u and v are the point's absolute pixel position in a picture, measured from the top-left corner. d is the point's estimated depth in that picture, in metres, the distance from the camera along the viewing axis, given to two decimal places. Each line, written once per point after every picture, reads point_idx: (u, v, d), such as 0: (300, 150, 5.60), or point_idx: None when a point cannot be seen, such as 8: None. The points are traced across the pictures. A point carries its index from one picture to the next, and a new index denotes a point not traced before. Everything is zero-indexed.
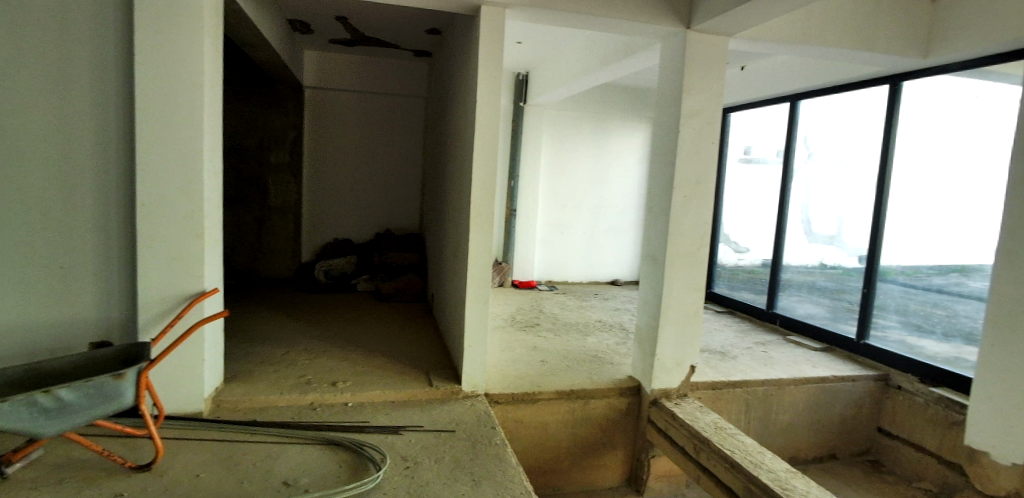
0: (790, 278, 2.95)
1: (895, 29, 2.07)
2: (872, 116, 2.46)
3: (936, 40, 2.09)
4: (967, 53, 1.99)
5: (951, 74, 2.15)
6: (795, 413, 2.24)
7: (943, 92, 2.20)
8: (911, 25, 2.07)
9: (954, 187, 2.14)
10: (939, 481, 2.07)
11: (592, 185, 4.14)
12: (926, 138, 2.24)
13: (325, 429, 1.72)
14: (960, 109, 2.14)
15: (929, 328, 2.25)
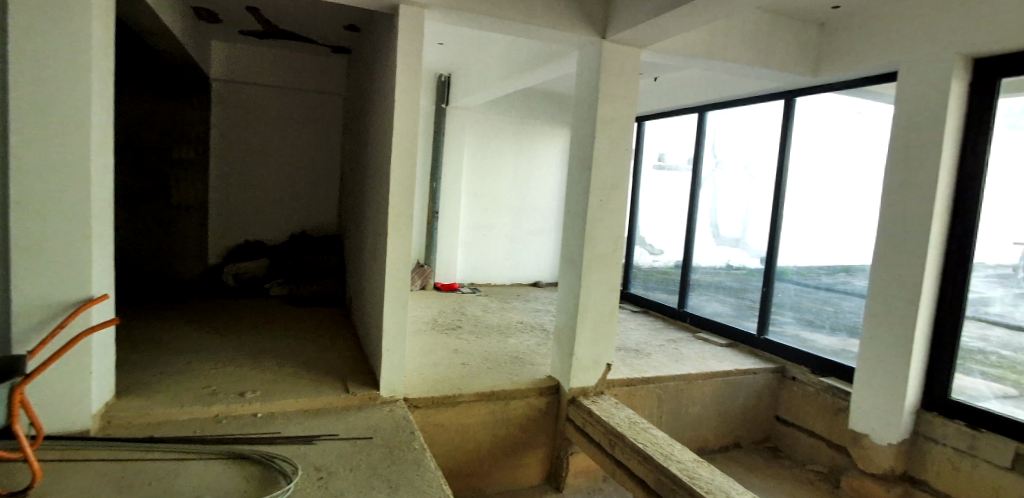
0: (699, 278, 3.09)
1: (784, 48, 2.25)
2: (771, 127, 2.64)
3: (824, 60, 2.30)
4: (852, 72, 2.20)
5: (836, 92, 2.35)
6: (702, 406, 2.37)
7: (830, 108, 2.41)
8: (797, 46, 2.27)
9: (840, 195, 2.36)
10: (830, 464, 2.26)
11: (514, 187, 4.26)
12: (817, 151, 2.47)
13: (232, 443, 1.61)
14: (847, 124, 2.36)
15: (819, 323, 2.49)
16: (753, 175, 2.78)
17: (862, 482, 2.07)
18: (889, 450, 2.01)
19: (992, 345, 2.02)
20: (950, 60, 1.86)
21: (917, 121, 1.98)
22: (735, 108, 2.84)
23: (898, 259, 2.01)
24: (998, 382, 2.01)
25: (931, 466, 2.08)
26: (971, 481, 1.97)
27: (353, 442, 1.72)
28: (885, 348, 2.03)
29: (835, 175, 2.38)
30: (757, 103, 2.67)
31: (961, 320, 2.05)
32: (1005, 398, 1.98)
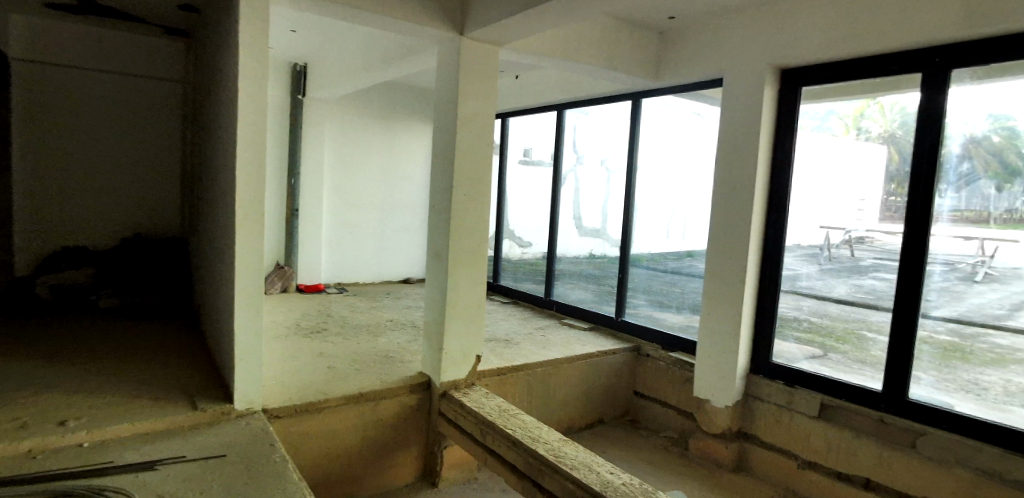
0: (562, 268, 3.30)
1: (626, 52, 2.44)
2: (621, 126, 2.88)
3: (662, 66, 2.54)
4: (687, 77, 2.46)
5: (676, 95, 2.62)
6: (567, 387, 2.54)
7: (671, 109, 2.68)
8: (639, 51, 2.48)
9: (681, 187, 2.63)
10: (680, 430, 2.52)
11: (383, 183, 4.25)
12: (659, 148, 2.74)
13: (54, 480, 1.38)
14: (686, 123, 2.62)
15: (669, 303, 2.72)
16: (611, 168, 2.97)
17: (706, 442, 2.35)
18: (725, 411, 2.28)
19: (803, 313, 2.38)
20: (763, 69, 2.17)
21: (740, 120, 2.24)
22: (592, 107, 3.04)
23: (729, 243, 2.27)
24: (806, 344, 2.37)
25: (759, 420, 2.40)
26: (790, 430, 2.30)
27: (202, 463, 1.56)
28: (721, 322, 2.28)
29: (671, 169, 2.68)
30: (609, 103, 2.91)
31: (778, 294, 2.39)
32: (812, 358, 2.33)
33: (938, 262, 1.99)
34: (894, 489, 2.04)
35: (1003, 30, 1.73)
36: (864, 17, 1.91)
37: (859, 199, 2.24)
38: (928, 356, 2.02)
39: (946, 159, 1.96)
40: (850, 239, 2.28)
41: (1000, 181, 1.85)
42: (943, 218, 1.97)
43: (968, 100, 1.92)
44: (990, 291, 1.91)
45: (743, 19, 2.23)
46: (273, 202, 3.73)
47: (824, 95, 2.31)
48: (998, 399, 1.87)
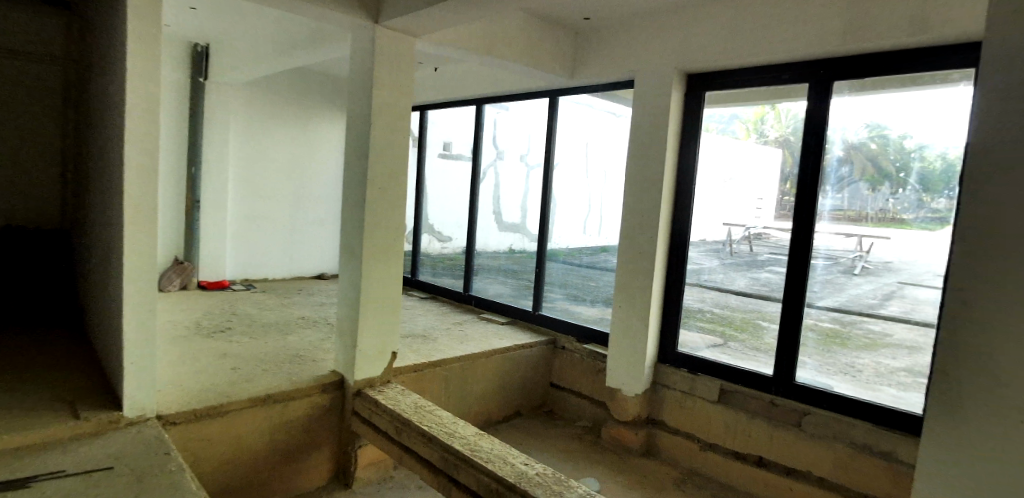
0: (480, 263, 3.28)
1: (544, 50, 2.48)
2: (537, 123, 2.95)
3: (577, 64, 2.61)
4: (600, 77, 2.54)
5: (591, 95, 2.70)
6: (484, 381, 2.57)
7: (586, 108, 2.75)
8: (557, 50, 2.53)
9: (594, 185, 2.75)
10: (593, 418, 2.64)
11: (294, 175, 4.12)
12: (574, 145, 2.82)
13: None
14: (599, 122, 2.70)
15: (584, 296, 2.84)
16: (530, 164, 3.02)
17: (619, 430, 2.47)
18: (635, 399, 2.41)
19: (707, 304, 2.52)
20: (671, 73, 2.29)
21: (652, 120, 2.34)
22: (513, 103, 3.06)
23: (639, 238, 2.37)
24: (709, 333, 2.51)
25: (665, 406, 2.52)
26: (693, 414, 2.44)
27: (85, 478, 1.42)
28: (632, 314, 2.39)
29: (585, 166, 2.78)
30: (528, 100, 2.94)
31: (682, 286, 2.54)
32: (713, 346, 2.48)
33: (821, 257, 2.19)
34: (781, 465, 2.23)
35: (873, 48, 1.94)
36: (759, 30, 2.08)
37: (758, 198, 2.39)
38: (812, 342, 2.22)
39: (829, 163, 2.16)
40: (749, 235, 2.42)
41: (874, 184, 2.06)
42: (826, 216, 2.17)
43: (848, 110, 2.12)
44: (866, 283, 2.11)
45: (653, 24, 2.34)
46: (168, 191, 3.49)
47: (726, 100, 2.46)
48: (870, 380, 2.09)
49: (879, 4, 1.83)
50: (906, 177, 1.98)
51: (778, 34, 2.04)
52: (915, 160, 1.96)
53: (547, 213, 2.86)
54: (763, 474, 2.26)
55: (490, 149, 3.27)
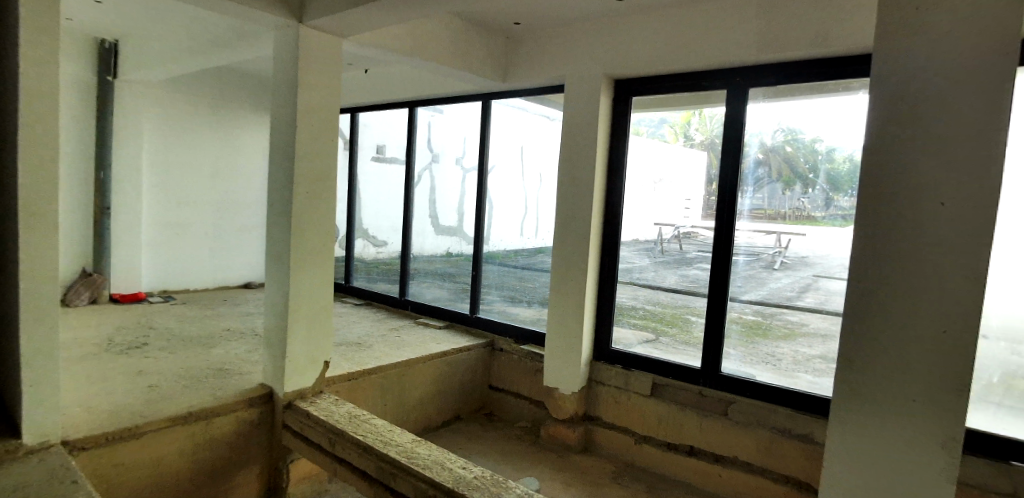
0: (416, 267, 3.30)
1: (475, 54, 2.51)
2: (469, 125, 2.98)
3: (510, 68, 2.65)
4: (531, 82, 2.61)
5: (523, 98, 2.78)
6: (422, 387, 2.62)
7: (518, 113, 2.81)
8: (488, 55, 2.57)
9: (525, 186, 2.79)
10: (531, 418, 2.72)
11: (216, 178, 3.93)
12: (506, 148, 2.86)
13: None
14: (529, 125, 2.77)
15: (522, 298, 2.87)
16: (467, 167, 3.00)
17: (555, 427, 2.56)
18: (571, 397, 2.50)
19: (639, 301, 2.61)
20: (599, 77, 2.37)
21: (582, 123, 2.40)
22: (447, 105, 3.07)
23: (573, 239, 2.43)
24: (641, 330, 2.60)
25: (601, 402, 2.60)
26: (626, 408, 2.52)
27: None
28: (567, 311, 2.46)
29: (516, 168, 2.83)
30: (462, 102, 2.96)
31: (614, 285, 2.60)
32: (645, 342, 2.57)
33: (742, 253, 2.32)
34: (710, 453, 2.33)
35: (784, 58, 2.08)
36: (679, 38, 2.19)
37: (685, 199, 2.49)
38: (735, 333, 2.35)
39: (747, 164, 2.28)
40: (679, 234, 2.53)
41: (789, 184, 2.20)
42: (746, 214, 2.30)
43: (763, 114, 2.25)
44: (785, 277, 2.25)
45: (582, 29, 2.40)
46: (72, 196, 3.25)
47: (651, 105, 2.55)
48: (788, 367, 2.25)
49: (789, 16, 1.97)
50: (816, 177, 2.15)
51: (697, 42, 2.16)
52: (821, 163, 2.13)
53: (481, 215, 2.92)
54: (693, 462, 2.35)
55: (423, 154, 3.22)
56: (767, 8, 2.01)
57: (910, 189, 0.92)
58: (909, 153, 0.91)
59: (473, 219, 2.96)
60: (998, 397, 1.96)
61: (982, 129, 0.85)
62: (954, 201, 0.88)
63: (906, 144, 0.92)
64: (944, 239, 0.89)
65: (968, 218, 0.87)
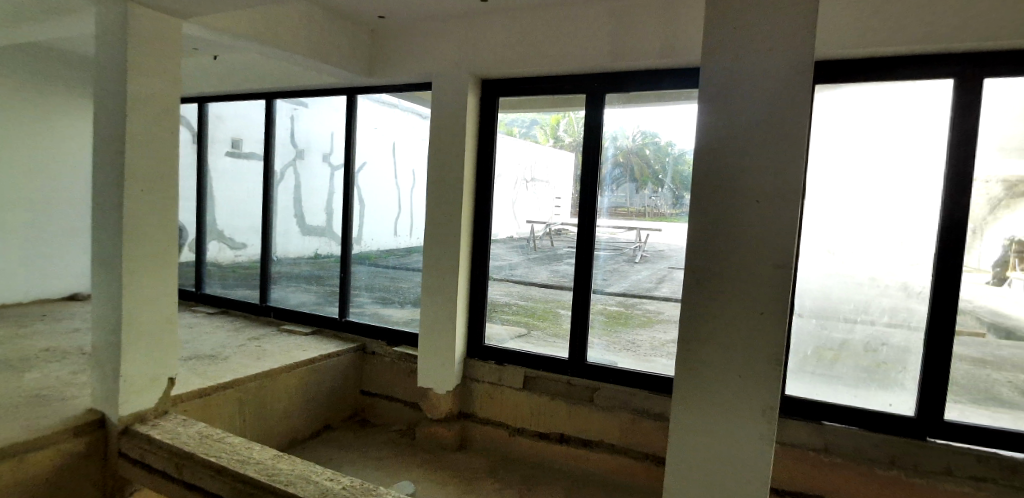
0: (278, 272, 3.15)
1: (337, 47, 2.48)
2: (335, 120, 2.89)
3: (375, 64, 2.64)
4: (395, 78, 2.62)
5: (388, 94, 2.77)
6: (286, 400, 2.54)
7: (383, 110, 2.80)
8: (352, 48, 2.54)
9: (392, 186, 2.80)
10: (406, 420, 2.73)
11: (24, 172, 3.39)
12: (371, 144, 2.84)
13: None
14: (394, 122, 2.77)
15: (394, 298, 2.85)
16: (335, 164, 2.91)
17: (434, 429, 2.58)
18: (446, 396, 2.55)
19: (512, 297, 2.67)
20: (466, 77, 2.41)
21: (452, 122, 2.44)
22: (312, 99, 2.96)
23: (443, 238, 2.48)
24: (513, 325, 2.67)
25: (476, 398, 2.62)
26: (500, 403, 2.58)
27: None
28: (442, 309, 2.52)
29: (383, 166, 2.81)
30: (326, 96, 2.89)
31: (486, 282, 2.66)
32: (517, 337, 2.65)
33: (604, 248, 2.47)
34: (579, 438, 2.44)
35: (637, 68, 2.25)
36: (541, 43, 2.29)
37: (556, 197, 2.57)
38: (599, 323, 2.49)
39: (604, 165, 2.44)
40: (550, 231, 2.60)
41: (644, 184, 2.37)
42: (605, 212, 2.45)
43: (618, 118, 2.41)
44: (644, 269, 2.44)
45: (451, 27, 2.43)
46: None
47: (517, 106, 2.61)
48: (645, 352, 2.41)
49: (639, 27, 2.12)
50: (662, 179, 2.35)
51: (558, 46, 2.26)
52: (668, 164, 2.33)
53: (348, 212, 2.88)
54: (565, 449, 2.45)
55: (286, 149, 3.07)
56: (619, 19, 2.14)
57: (733, 187, 1.08)
58: (733, 157, 1.07)
59: (340, 218, 2.90)
60: (810, 366, 2.28)
61: (786, 141, 1.04)
62: (767, 198, 1.06)
63: (732, 150, 1.07)
64: (763, 234, 1.06)
65: (778, 212, 1.05)
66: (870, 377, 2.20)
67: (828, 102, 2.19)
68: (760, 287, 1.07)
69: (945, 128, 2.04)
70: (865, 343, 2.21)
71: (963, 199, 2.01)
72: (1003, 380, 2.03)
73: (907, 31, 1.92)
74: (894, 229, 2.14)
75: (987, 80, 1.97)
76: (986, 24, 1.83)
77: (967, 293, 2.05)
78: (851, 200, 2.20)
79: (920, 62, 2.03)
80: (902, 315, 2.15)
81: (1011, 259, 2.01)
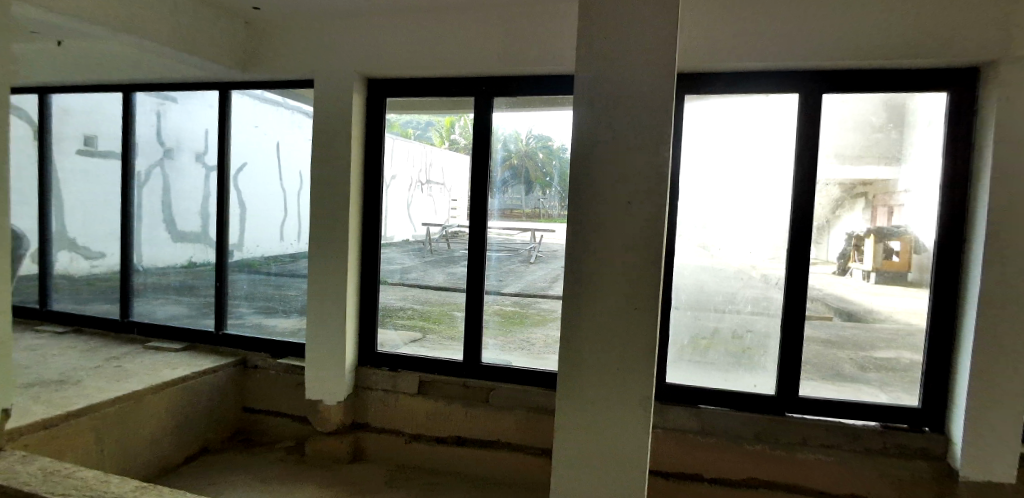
0: (142, 283, 2.95)
1: (208, 37, 2.33)
2: (208, 117, 2.75)
3: (251, 60, 2.51)
4: (272, 74, 2.53)
5: (265, 90, 2.66)
6: (156, 425, 2.32)
7: (257, 106, 2.68)
8: (225, 40, 2.41)
9: (270, 191, 2.69)
10: (295, 436, 2.62)
11: None
12: (245, 143, 2.71)
13: None
14: (270, 120, 2.65)
15: (275, 308, 2.74)
16: (210, 164, 2.76)
17: (328, 443, 2.48)
18: (337, 407, 2.49)
19: (407, 302, 2.62)
20: (351, 75, 2.37)
21: (337, 123, 2.42)
22: (181, 93, 2.79)
23: (330, 243, 2.45)
24: (407, 330, 2.61)
25: (370, 407, 2.55)
26: (395, 410, 2.52)
27: None
28: (330, 316, 2.48)
29: (264, 168, 2.69)
30: (194, 90, 2.76)
31: (378, 287, 2.60)
32: (411, 342, 2.59)
33: (499, 249, 2.49)
34: (476, 439, 2.44)
35: (527, 73, 2.31)
36: (432, 42, 2.28)
37: (453, 199, 2.52)
38: (493, 324, 2.51)
39: (494, 167, 2.46)
40: (447, 233, 2.55)
41: (535, 186, 2.42)
42: (496, 213, 2.48)
43: (505, 121, 2.44)
44: (539, 269, 2.46)
45: (334, 26, 2.38)
46: None
47: (405, 107, 2.57)
48: (538, 350, 2.45)
49: (527, 31, 2.16)
50: (550, 181, 2.41)
51: (443, 48, 2.26)
52: (553, 164, 2.39)
53: (224, 217, 2.75)
54: (462, 451, 2.43)
55: (153, 147, 2.88)
56: (502, 23, 2.18)
57: (600, 192, 1.28)
58: (599, 163, 1.27)
59: (215, 223, 2.76)
60: (686, 355, 2.44)
61: (641, 150, 1.25)
62: (638, 199, 1.26)
63: (600, 157, 1.27)
64: (624, 230, 1.27)
65: (642, 213, 1.26)
66: (738, 362, 2.40)
67: (697, 111, 2.36)
68: (631, 282, 1.28)
69: (792, 136, 2.28)
70: (733, 330, 2.40)
71: (810, 196, 2.26)
72: (846, 357, 2.30)
73: (755, 48, 2.13)
74: (753, 227, 2.35)
75: (823, 95, 2.24)
76: (819, 45, 2.08)
77: (816, 282, 2.30)
78: (718, 199, 2.37)
79: (770, 77, 2.26)
80: (762, 304, 2.37)
81: (851, 252, 2.27)
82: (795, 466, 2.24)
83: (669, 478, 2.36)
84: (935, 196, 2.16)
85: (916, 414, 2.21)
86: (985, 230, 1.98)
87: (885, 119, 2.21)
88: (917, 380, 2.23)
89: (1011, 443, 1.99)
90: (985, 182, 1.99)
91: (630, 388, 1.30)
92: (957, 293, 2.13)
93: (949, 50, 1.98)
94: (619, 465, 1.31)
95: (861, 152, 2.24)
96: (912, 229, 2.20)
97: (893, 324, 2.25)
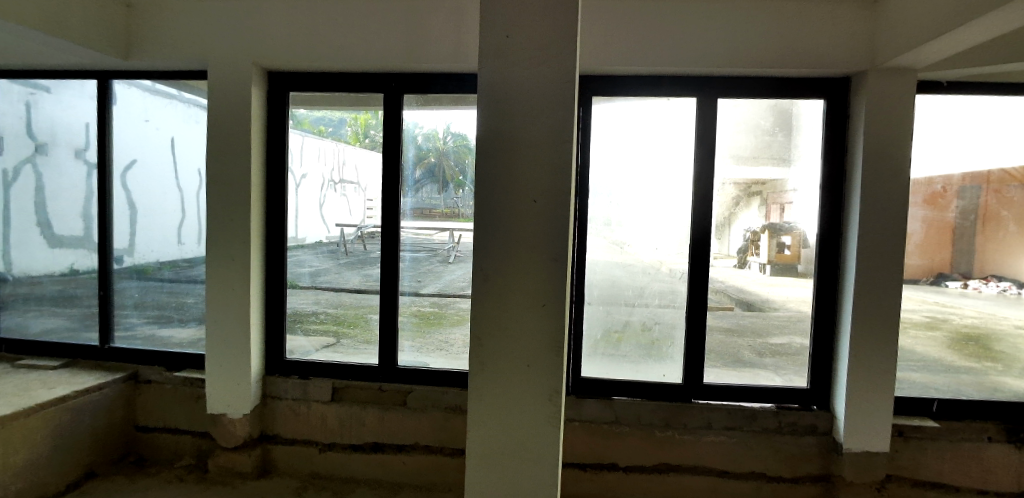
0: (11, 294, 2.74)
1: (80, 20, 2.17)
2: (89, 108, 2.57)
3: (133, 46, 2.35)
4: (159, 63, 2.38)
5: (155, 81, 2.50)
6: (28, 450, 2.08)
7: (144, 98, 2.53)
8: (101, 24, 2.24)
9: (160, 192, 2.55)
10: (194, 452, 2.46)
11: None
12: (128, 136, 2.56)
13: None
14: (160, 113, 2.51)
15: (170, 317, 2.59)
16: (91, 161, 2.58)
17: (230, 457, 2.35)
18: (243, 419, 2.37)
19: (320, 306, 2.52)
20: (250, 68, 2.28)
21: (232, 117, 2.29)
22: (54, 81, 2.60)
23: (230, 246, 2.33)
24: (320, 336, 2.52)
25: (279, 418, 2.43)
26: (308, 419, 2.42)
27: None
28: (232, 322, 2.35)
29: (155, 166, 2.54)
30: (69, 78, 2.57)
31: (285, 291, 2.48)
32: (324, 348, 2.51)
33: (416, 250, 2.44)
34: (393, 444, 2.39)
35: (436, 70, 2.30)
36: (333, 35, 2.24)
37: (368, 199, 2.45)
38: (410, 326, 2.46)
39: (407, 166, 2.42)
40: (362, 234, 2.47)
41: (447, 185, 2.41)
42: (410, 214, 2.44)
43: (418, 118, 2.41)
44: (458, 269, 2.44)
45: (227, 12, 2.27)
46: None
47: (311, 102, 2.46)
48: (457, 350, 2.43)
49: (431, 26, 2.18)
50: (464, 180, 2.40)
51: (346, 42, 2.23)
52: (468, 163, 2.38)
53: (109, 217, 2.59)
54: (379, 456, 2.38)
55: (22, 141, 2.67)
56: (410, 20, 2.19)
57: (504, 193, 1.29)
58: (494, 163, 1.29)
59: (98, 225, 2.59)
60: (600, 349, 2.51)
61: (537, 152, 1.28)
62: (542, 198, 1.28)
63: (495, 157, 1.29)
64: (521, 229, 1.29)
65: (551, 209, 1.28)
66: (649, 353, 2.49)
67: (606, 111, 2.44)
68: (533, 280, 1.30)
69: (692, 138, 2.42)
70: (643, 322, 2.49)
71: (709, 201, 2.40)
72: (746, 344, 2.47)
73: (649, 50, 2.24)
74: (660, 223, 2.46)
75: (719, 100, 2.39)
76: (709, 49, 2.22)
77: (719, 274, 2.45)
78: (627, 196, 2.46)
79: (667, 80, 2.39)
80: (669, 296, 2.48)
81: (749, 246, 2.43)
82: (700, 449, 2.38)
83: (586, 470, 2.43)
84: (816, 195, 2.37)
85: (805, 394, 2.41)
86: (857, 227, 2.20)
87: (772, 124, 2.39)
88: (806, 363, 2.43)
89: (881, 416, 2.23)
90: (857, 182, 2.21)
91: (536, 387, 1.32)
92: (837, 283, 2.35)
93: (817, 60, 2.20)
94: (531, 462, 1.33)
95: (755, 154, 2.40)
96: (800, 225, 2.40)
97: (786, 312, 2.44)
